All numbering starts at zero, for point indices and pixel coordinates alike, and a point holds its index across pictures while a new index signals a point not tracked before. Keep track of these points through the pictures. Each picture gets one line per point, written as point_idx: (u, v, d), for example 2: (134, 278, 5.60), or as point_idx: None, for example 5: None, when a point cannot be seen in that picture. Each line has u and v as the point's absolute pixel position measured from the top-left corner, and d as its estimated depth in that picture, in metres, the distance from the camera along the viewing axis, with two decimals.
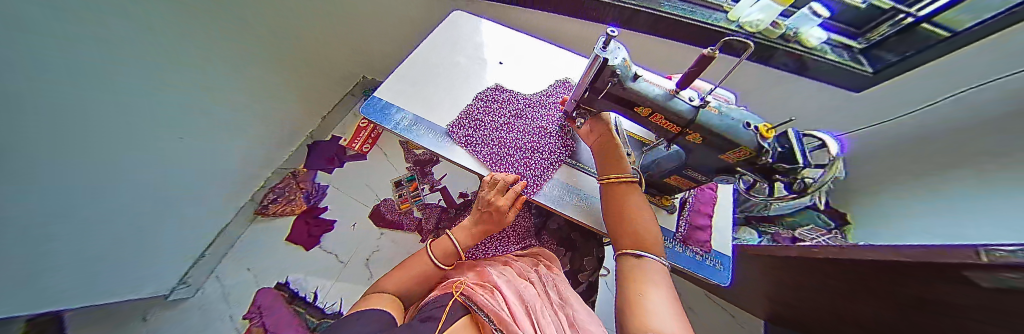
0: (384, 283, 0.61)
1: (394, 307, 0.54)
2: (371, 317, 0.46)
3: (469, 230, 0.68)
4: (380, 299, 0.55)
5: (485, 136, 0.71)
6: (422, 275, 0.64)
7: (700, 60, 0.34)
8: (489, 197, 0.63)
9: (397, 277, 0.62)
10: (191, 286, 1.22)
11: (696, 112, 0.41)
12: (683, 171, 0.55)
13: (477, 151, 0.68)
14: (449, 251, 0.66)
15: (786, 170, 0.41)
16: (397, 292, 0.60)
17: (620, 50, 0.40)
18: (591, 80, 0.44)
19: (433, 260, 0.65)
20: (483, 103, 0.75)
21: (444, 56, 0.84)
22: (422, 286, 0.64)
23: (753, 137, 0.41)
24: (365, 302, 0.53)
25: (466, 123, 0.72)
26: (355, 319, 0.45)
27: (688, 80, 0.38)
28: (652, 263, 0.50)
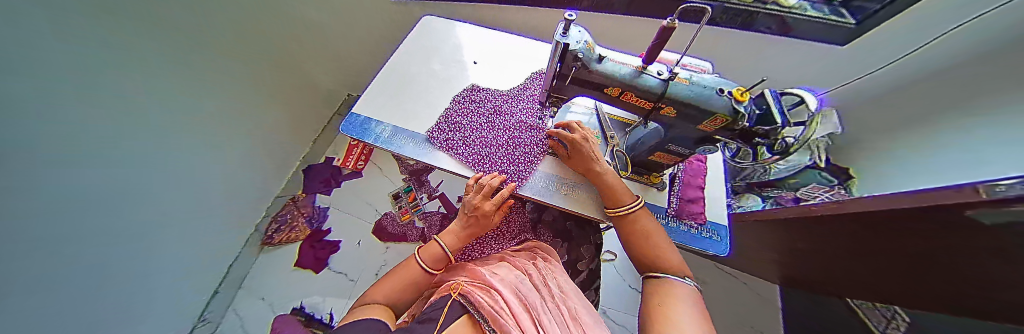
0: (370, 295, 0.56)
1: (384, 315, 0.51)
2: (367, 324, 0.44)
3: (458, 233, 0.67)
4: (368, 307, 0.52)
5: (466, 138, 0.70)
6: (411, 282, 0.60)
7: (662, 32, 0.33)
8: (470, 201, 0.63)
9: (385, 286, 0.58)
10: (211, 322, 1.23)
11: (665, 86, 0.40)
12: (665, 147, 0.54)
13: (459, 154, 0.68)
14: (438, 256, 0.64)
15: (765, 132, 0.40)
16: (387, 300, 0.56)
17: (582, 34, 0.40)
18: (556, 67, 0.43)
19: (422, 265, 0.62)
20: (461, 105, 0.75)
21: (418, 63, 0.83)
22: (413, 292, 0.60)
23: (729, 102, 0.40)
24: (354, 314, 0.50)
25: (446, 126, 0.71)
26: (347, 328, 0.42)
27: (653, 54, 0.37)
28: (678, 284, 0.48)
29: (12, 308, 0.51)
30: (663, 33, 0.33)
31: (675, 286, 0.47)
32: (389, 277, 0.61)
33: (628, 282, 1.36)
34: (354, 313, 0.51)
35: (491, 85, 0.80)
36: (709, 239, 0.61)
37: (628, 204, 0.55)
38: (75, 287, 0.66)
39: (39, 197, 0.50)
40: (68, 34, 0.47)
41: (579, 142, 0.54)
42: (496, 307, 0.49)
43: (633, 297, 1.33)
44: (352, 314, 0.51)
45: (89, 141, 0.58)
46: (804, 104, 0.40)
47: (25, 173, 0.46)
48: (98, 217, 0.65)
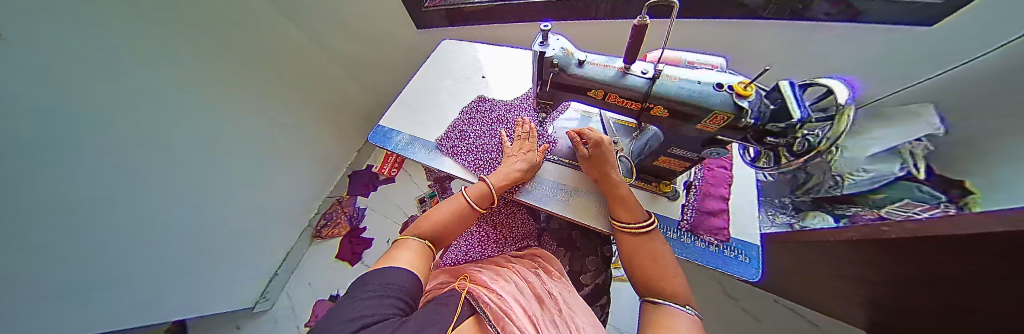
0: (416, 225, 0.55)
1: (422, 263, 0.48)
2: (398, 274, 0.41)
3: (505, 173, 0.59)
4: (411, 248, 0.49)
5: (470, 144, 0.74)
6: (456, 216, 0.57)
7: (635, 30, 0.32)
8: (512, 156, 0.63)
9: (428, 221, 0.55)
10: (269, 300, 1.45)
11: (651, 84, 0.38)
12: (668, 151, 0.49)
13: (462, 159, 0.72)
14: (485, 195, 0.59)
15: (781, 130, 0.35)
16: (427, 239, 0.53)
17: (560, 42, 0.41)
18: (538, 74, 0.44)
19: (467, 200, 0.58)
20: (468, 115, 0.80)
21: (434, 80, 0.92)
22: (453, 229, 0.56)
23: (729, 97, 0.35)
24: (392, 255, 0.47)
25: (452, 134, 0.76)
26: (380, 276, 0.39)
27: (630, 52, 0.36)
28: (676, 312, 0.37)
29: (111, 277, 0.70)
30: (636, 31, 0.32)
31: (672, 318, 0.37)
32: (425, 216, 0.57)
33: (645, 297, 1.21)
34: (397, 247, 0.50)
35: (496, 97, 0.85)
36: (732, 260, 0.52)
37: (642, 219, 0.49)
38: (128, 274, 0.75)
39: (93, 188, 0.58)
40: (161, 72, 0.65)
41: (604, 144, 0.49)
42: (496, 307, 0.48)
43: None
44: (396, 247, 0.50)
45: (134, 145, 0.64)
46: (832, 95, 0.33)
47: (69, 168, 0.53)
48: (203, 214, 0.88)
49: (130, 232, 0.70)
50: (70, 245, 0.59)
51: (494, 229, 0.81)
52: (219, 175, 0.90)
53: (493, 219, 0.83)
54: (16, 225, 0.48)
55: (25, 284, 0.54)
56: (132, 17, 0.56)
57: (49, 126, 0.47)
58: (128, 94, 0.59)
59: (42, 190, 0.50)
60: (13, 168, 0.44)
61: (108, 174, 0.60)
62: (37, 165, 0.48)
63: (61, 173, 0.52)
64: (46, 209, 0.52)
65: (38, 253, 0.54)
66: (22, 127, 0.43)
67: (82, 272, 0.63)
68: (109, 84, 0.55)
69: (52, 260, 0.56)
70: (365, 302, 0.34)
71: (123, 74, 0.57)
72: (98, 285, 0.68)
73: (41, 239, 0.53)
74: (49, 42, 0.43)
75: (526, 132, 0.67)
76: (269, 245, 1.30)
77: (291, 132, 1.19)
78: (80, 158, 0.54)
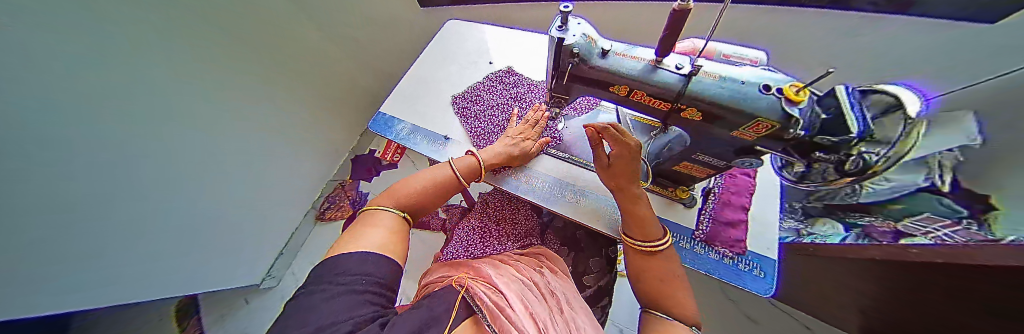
0: (391, 195, 0.49)
1: (394, 242, 0.42)
2: (378, 263, 0.35)
3: (497, 149, 0.57)
4: (383, 221, 0.43)
5: (478, 110, 0.75)
6: (441, 187, 0.53)
7: (673, 17, 0.26)
8: (509, 138, 0.60)
9: (406, 188, 0.50)
10: (276, 277, 1.42)
11: (686, 82, 0.33)
12: (692, 156, 0.45)
13: (467, 122, 0.73)
14: (473, 169, 0.56)
15: (832, 144, 0.30)
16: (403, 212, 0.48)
17: (582, 27, 0.35)
18: (554, 65, 0.39)
19: (455, 169, 0.55)
20: (490, 82, 0.81)
21: (439, 64, 0.86)
22: (431, 199, 0.52)
23: (778, 103, 0.30)
24: (358, 233, 0.40)
25: (469, 96, 0.78)
26: (348, 266, 0.33)
27: (665, 44, 0.30)
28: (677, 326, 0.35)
29: (114, 270, 0.66)
30: (675, 17, 0.26)
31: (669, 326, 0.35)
32: (397, 185, 0.51)
33: None
34: (363, 221, 0.43)
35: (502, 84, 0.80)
36: (747, 274, 0.49)
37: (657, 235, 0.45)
38: (127, 268, 0.69)
39: (89, 183, 0.54)
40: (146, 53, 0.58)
41: (630, 150, 0.39)
42: (496, 302, 0.46)
43: None
44: (363, 221, 0.43)
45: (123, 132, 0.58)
46: (890, 97, 0.28)
47: (67, 168, 0.49)
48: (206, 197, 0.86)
49: (136, 221, 0.68)
50: (85, 240, 0.57)
51: (497, 224, 0.79)
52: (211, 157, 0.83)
53: (497, 215, 0.81)
54: (16, 224, 0.43)
55: (25, 282, 0.49)
56: (114, 6, 0.51)
57: (38, 116, 0.42)
58: (114, 79, 0.54)
59: (42, 190, 0.46)
60: (12, 167, 0.40)
61: (106, 165, 0.57)
62: (36, 164, 0.44)
63: (57, 171, 0.48)
64: (53, 207, 0.49)
65: (39, 250, 0.49)
66: (11, 121, 0.38)
67: (79, 271, 0.58)
68: (85, 76, 0.48)
69: (51, 259, 0.51)
70: (340, 302, 0.28)
71: (101, 59, 0.51)
72: (115, 276, 0.67)
73: (41, 234, 0.48)
74: (28, 37, 0.38)
75: (532, 120, 0.63)
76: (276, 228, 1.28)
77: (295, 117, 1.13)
78: (74, 157, 0.50)
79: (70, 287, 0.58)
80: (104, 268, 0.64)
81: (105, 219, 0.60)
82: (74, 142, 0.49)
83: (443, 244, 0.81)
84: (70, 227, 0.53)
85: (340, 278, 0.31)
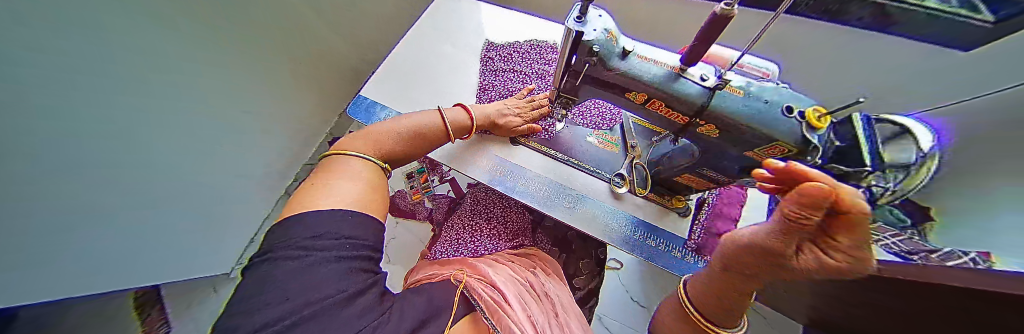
0: (368, 140, 0.48)
1: (375, 198, 0.42)
2: (369, 225, 0.37)
3: (486, 111, 0.58)
4: (358, 170, 0.43)
5: (500, 67, 0.76)
6: (422, 139, 0.53)
7: (710, 21, 0.23)
8: (506, 108, 0.60)
9: (384, 135, 0.50)
10: None
11: (709, 95, 0.30)
12: (696, 170, 0.44)
13: (486, 78, 0.74)
14: (466, 127, 0.57)
15: (843, 174, 0.30)
16: (382, 162, 0.49)
17: (603, 20, 0.31)
18: (567, 63, 0.35)
19: (445, 125, 0.55)
20: (527, 48, 0.79)
21: (432, 44, 0.78)
22: (410, 150, 0.52)
23: (797, 127, 0.29)
24: (331, 185, 0.39)
25: (502, 53, 0.77)
26: (341, 226, 0.33)
27: (695, 51, 0.28)
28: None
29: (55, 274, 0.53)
30: (713, 21, 0.23)
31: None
32: (373, 129, 0.50)
33: (630, 293, 1.21)
34: (330, 166, 0.43)
35: (507, 58, 0.78)
36: None
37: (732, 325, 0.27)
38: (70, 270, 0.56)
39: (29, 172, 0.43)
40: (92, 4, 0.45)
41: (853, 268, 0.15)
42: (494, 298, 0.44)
43: (639, 313, 1.18)
44: (329, 168, 0.42)
45: (65, 106, 0.45)
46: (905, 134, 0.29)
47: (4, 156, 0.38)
48: (187, 185, 0.76)
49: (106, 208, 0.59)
50: (56, 234, 0.50)
51: (488, 222, 0.76)
52: (175, 136, 0.69)
53: (488, 211, 0.78)
54: None
55: None
56: None
57: None
58: (68, 43, 0.44)
59: None
60: None
61: (74, 150, 0.49)
62: None
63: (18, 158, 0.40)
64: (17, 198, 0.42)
65: None
66: None
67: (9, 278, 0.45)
68: (38, 43, 0.39)
69: None
70: (339, 267, 0.30)
71: (60, 20, 0.42)
72: (84, 267, 0.59)
73: None
74: None
75: (529, 101, 0.63)
76: None
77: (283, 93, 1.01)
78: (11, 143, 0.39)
79: (44, 282, 0.51)
80: (75, 259, 0.56)
81: (73, 206, 0.52)
82: (11, 123, 0.38)
83: (430, 243, 0.80)
84: (34, 217, 0.45)
85: (334, 237, 0.32)
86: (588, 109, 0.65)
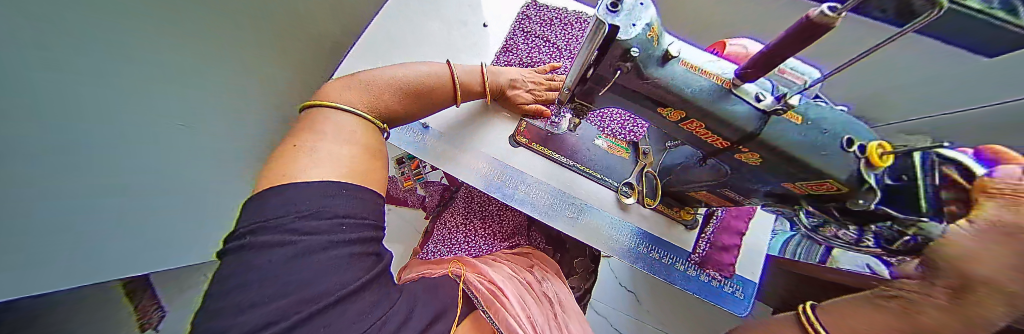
0: (365, 94, 0.42)
1: (376, 168, 0.38)
2: (366, 201, 0.33)
3: (498, 78, 0.54)
4: (352, 133, 0.38)
5: (529, 29, 0.68)
6: (428, 96, 0.47)
7: (793, 27, 0.16)
8: (519, 79, 0.56)
9: (380, 85, 0.43)
10: None
11: (763, 121, 0.25)
12: (717, 189, 0.40)
13: (513, 39, 0.67)
14: (473, 91, 0.52)
15: (891, 217, 0.26)
16: (378, 120, 0.43)
17: (646, 9, 0.23)
18: (590, 65, 0.28)
19: (455, 82, 0.49)
20: (558, 17, 0.70)
21: (423, 18, 0.67)
22: (410, 109, 0.46)
23: (855, 163, 0.23)
24: (317, 148, 0.34)
25: (536, 16, 0.69)
26: (331, 203, 0.29)
27: (756, 67, 0.21)
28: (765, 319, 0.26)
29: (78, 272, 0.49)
30: (799, 28, 0.15)
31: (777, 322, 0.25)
32: (375, 79, 0.44)
33: (618, 280, 1.25)
34: (311, 120, 0.38)
35: (544, 21, 0.69)
36: (730, 296, 0.51)
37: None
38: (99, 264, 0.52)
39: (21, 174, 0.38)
40: None
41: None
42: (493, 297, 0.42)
43: (626, 297, 1.23)
44: (313, 122, 0.37)
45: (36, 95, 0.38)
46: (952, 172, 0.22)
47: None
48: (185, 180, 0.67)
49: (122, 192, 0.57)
50: (60, 234, 0.44)
51: (483, 221, 0.72)
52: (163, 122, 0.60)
53: (483, 209, 0.73)
54: None
55: None
56: None
57: None
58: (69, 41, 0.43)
59: None
60: None
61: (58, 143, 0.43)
62: None
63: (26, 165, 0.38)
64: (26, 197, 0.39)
65: None
66: None
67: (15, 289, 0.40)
68: (40, 50, 0.38)
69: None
70: (336, 255, 0.27)
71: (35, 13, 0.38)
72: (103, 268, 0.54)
73: None
74: None
75: (548, 79, 0.58)
76: None
77: (274, 68, 0.91)
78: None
79: (48, 281, 0.43)
80: (81, 256, 0.48)
81: (70, 203, 0.45)
82: None
83: (422, 240, 0.77)
84: (38, 216, 0.41)
85: (326, 218, 0.29)
86: (604, 114, 0.59)
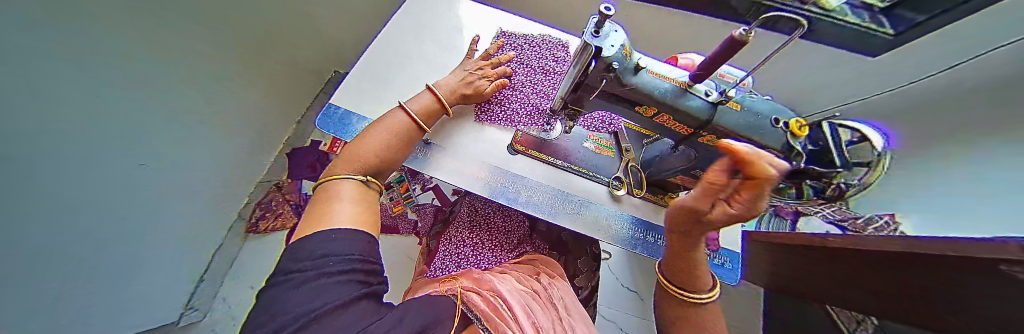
0: (354, 154, 0.45)
1: (369, 215, 0.41)
2: (358, 239, 0.35)
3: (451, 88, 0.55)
4: (343, 191, 0.41)
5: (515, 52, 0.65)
6: (401, 140, 0.49)
7: (726, 43, 0.23)
8: (467, 75, 0.57)
9: (359, 151, 0.46)
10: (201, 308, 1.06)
11: (713, 111, 0.33)
12: (691, 172, 0.48)
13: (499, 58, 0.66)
14: (432, 110, 0.53)
15: (818, 175, 0.34)
16: (363, 175, 0.45)
17: (619, 34, 0.31)
18: (578, 79, 0.35)
19: (414, 117, 0.50)
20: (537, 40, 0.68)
21: (414, 45, 0.73)
22: (390, 152, 0.48)
23: (784, 136, 0.32)
24: (324, 212, 0.38)
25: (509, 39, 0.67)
26: (324, 244, 0.32)
27: (705, 71, 0.29)
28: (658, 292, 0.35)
29: None
30: (730, 44, 0.23)
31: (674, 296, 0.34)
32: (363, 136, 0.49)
33: (617, 278, 1.29)
34: (323, 196, 0.41)
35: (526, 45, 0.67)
36: (720, 267, 0.57)
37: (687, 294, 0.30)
38: None
39: None
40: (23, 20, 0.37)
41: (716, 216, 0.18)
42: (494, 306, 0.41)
43: (628, 297, 1.27)
44: (322, 196, 0.41)
45: None
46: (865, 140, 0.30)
47: None
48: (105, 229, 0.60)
49: (92, 217, 0.60)
50: None
51: (489, 232, 0.75)
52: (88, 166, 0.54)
53: (487, 221, 0.76)
54: None
55: None
56: None
57: None
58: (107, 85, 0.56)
59: None
60: None
61: None
62: None
63: (30, 165, 0.45)
64: (22, 225, 0.46)
65: None
66: None
67: None
68: (45, 99, 0.44)
69: None
70: (323, 283, 0.28)
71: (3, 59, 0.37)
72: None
73: None
74: None
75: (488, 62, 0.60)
76: (189, 248, 0.94)
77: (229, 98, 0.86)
78: None
79: None
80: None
81: None
82: None
83: (427, 258, 0.76)
84: None
85: (317, 257, 0.30)
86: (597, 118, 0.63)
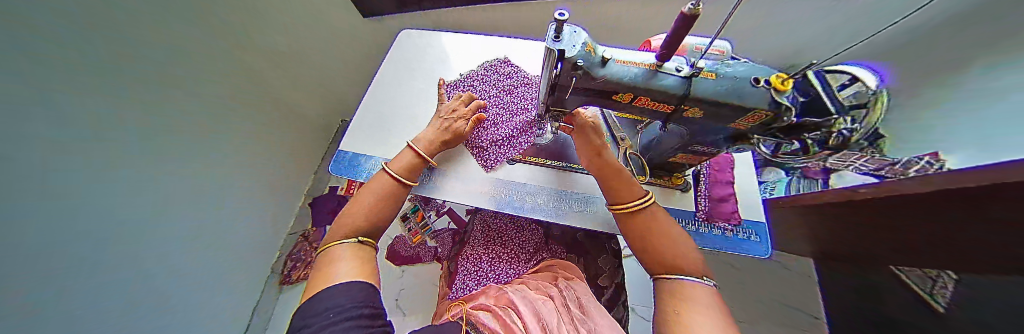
0: (341, 223, 0.43)
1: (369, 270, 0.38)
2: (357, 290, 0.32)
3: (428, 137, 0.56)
4: (339, 254, 0.38)
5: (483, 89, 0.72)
6: (388, 196, 0.48)
7: (679, 21, 0.24)
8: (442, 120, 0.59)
9: (346, 218, 0.43)
10: None
11: (687, 85, 0.34)
12: (689, 148, 0.47)
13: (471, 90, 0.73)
14: (415, 164, 0.53)
15: (815, 126, 0.31)
16: (355, 236, 0.42)
17: (580, 34, 0.33)
18: (553, 80, 0.37)
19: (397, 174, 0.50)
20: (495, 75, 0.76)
21: (404, 83, 0.79)
22: (382, 210, 0.47)
23: (767, 94, 0.31)
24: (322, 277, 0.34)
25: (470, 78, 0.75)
26: (328, 299, 0.29)
27: (667, 50, 0.30)
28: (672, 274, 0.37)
29: None
30: (682, 20, 0.23)
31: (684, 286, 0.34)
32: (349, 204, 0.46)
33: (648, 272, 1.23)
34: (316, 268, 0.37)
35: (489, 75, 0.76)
36: (746, 241, 0.54)
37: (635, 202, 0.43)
38: None
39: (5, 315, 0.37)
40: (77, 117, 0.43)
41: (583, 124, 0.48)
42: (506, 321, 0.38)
43: None
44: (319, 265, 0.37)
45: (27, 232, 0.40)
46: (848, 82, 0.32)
47: None
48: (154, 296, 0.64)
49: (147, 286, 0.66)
50: None
51: (504, 245, 0.75)
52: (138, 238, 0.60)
53: (501, 235, 0.77)
54: None
55: None
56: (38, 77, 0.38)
57: None
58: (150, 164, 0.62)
59: None
60: None
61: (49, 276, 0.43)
62: None
63: (86, 244, 0.50)
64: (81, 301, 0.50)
65: None
66: None
67: None
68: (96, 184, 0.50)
69: None
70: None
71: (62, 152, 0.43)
72: None
73: None
74: None
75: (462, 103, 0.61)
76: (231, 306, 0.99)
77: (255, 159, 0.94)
78: None
79: None
80: None
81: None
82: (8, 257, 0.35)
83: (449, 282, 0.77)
84: None
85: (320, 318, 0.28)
86: None
